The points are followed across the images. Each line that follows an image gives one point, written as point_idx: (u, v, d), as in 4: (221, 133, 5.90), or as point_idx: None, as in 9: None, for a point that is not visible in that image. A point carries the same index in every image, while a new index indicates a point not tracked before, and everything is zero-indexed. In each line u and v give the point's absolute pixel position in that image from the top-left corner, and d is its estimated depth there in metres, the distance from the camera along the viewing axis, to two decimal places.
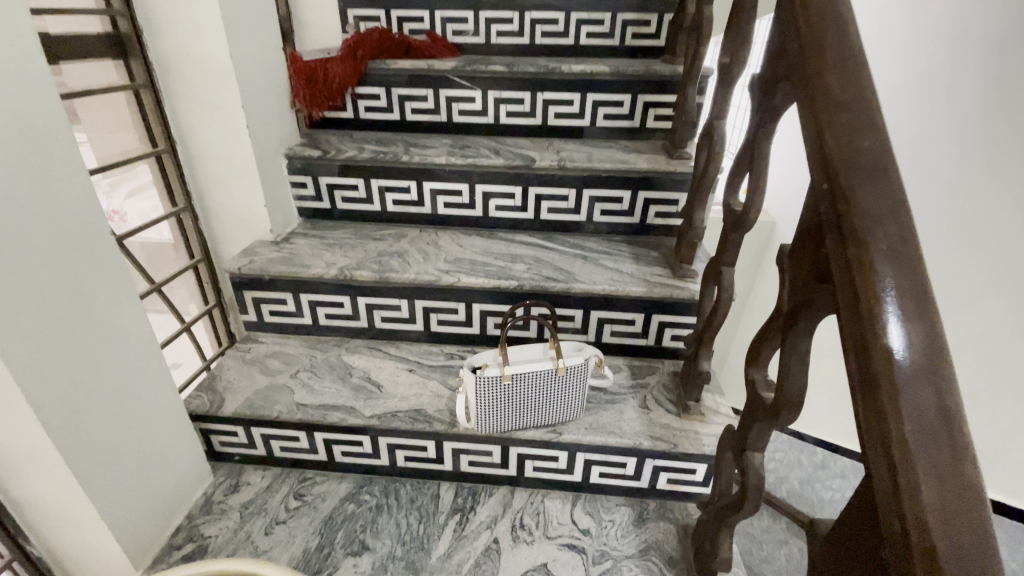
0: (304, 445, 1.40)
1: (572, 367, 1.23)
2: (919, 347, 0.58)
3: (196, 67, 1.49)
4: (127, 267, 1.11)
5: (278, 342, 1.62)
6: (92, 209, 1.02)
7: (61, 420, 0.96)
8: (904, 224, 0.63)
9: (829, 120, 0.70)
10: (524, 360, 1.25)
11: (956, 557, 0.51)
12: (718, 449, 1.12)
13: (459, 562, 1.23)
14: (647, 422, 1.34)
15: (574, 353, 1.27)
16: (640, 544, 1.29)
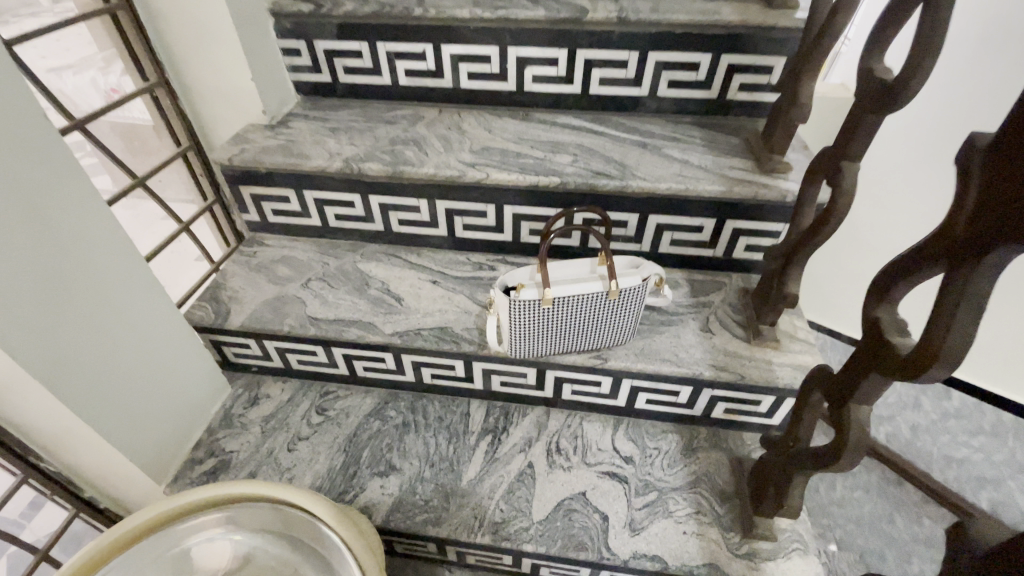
0: (323, 359, 1.28)
1: (628, 290, 1.02)
2: None
3: None
4: (78, 162, 0.90)
5: (285, 245, 1.44)
6: (18, 87, 0.78)
7: (29, 346, 0.84)
8: None
9: None
10: (570, 279, 1.03)
11: None
12: (804, 392, 0.94)
13: (491, 487, 1.14)
14: (710, 349, 1.14)
15: (630, 271, 1.05)
16: (688, 476, 1.17)
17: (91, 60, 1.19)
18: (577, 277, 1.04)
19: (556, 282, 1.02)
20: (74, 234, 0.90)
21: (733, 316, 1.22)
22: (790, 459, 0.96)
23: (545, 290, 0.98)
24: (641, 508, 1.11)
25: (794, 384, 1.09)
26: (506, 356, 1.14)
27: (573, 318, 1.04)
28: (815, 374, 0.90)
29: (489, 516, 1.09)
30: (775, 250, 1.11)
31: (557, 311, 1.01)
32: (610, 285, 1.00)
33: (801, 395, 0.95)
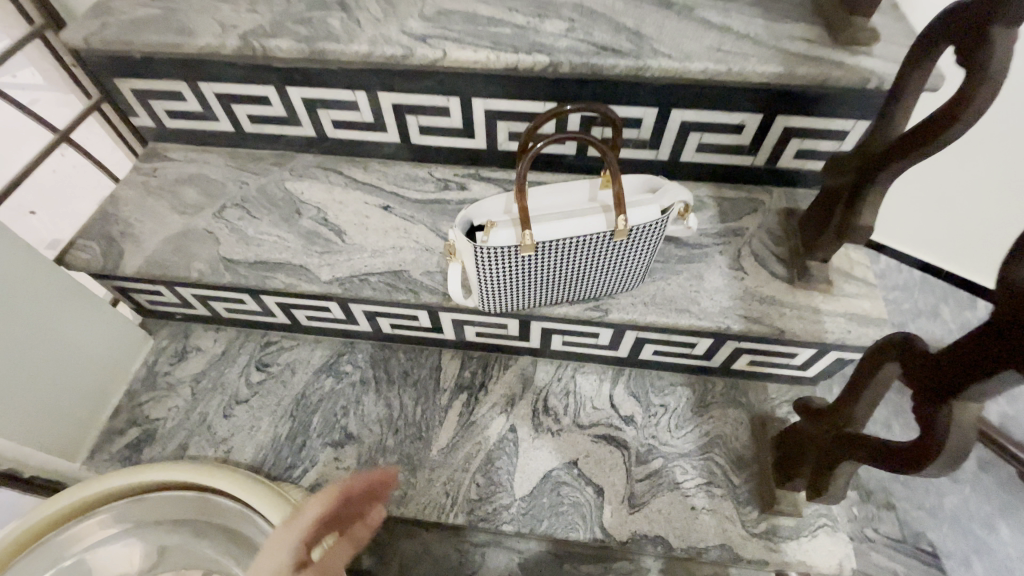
0: (255, 308, 1.03)
1: (642, 227, 0.74)
2: None
3: None
4: None
5: (195, 159, 1.12)
6: None
7: None
8: None
9: None
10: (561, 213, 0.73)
11: None
12: (869, 364, 0.70)
13: (466, 458, 0.96)
14: (741, 294, 0.88)
15: (644, 198, 0.75)
16: (700, 439, 0.99)
17: None
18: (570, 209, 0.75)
19: (540, 218, 0.73)
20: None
21: (769, 248, 0.94)
22: (840, 443, 0.75)
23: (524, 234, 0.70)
24: (643, 480, 0.94)
25: (846, 339, 0.85)
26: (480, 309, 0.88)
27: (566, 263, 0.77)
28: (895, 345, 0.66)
29: (463, 493, 0.93)
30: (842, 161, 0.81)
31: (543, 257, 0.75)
32: (617, 223, 0.71)
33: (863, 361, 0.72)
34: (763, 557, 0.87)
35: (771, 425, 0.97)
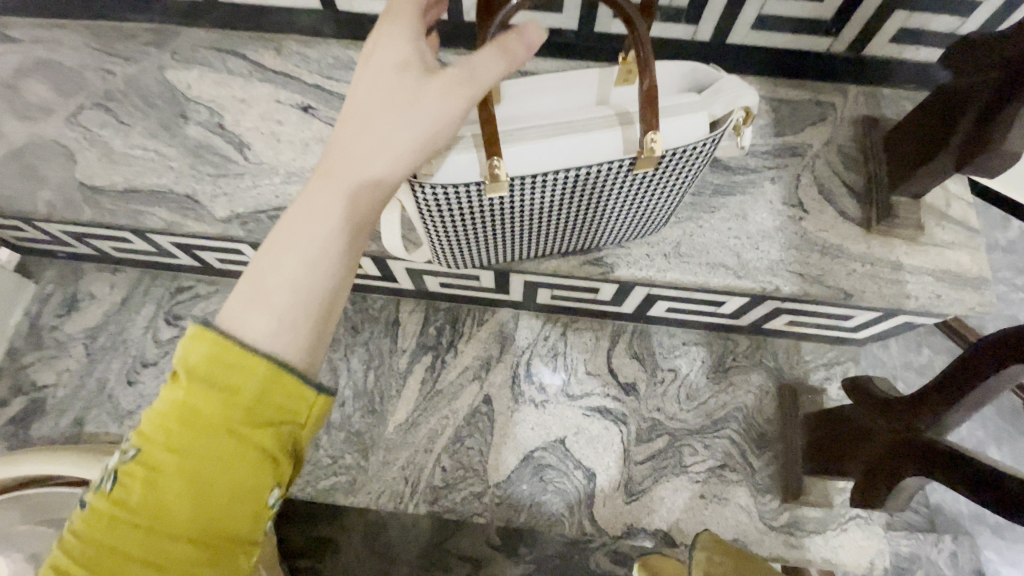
0: (148, 248, 0.78)
1: (679, 151, 0.48)
2: None
3: None
4: None
5: (41, 36, 0.79)
6: None
7: None
8: None
9: None
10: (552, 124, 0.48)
11: None
12: (984, 361, 0.51)
13: (429, 436, 0.78)
14: (796, 241, 0.64)
15: (680, 100, 0.49)
16: (716, 412, 0.81)
17: None
18: (567, 118, 0.49)
19: (521, 134, 0.48)
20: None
21: (837, 175, 0.68)
22: (914, 450, 0.56)
23: (490, 162, 0.46)
24: (644, 463, 0.78)
25: (933, 307, 0.62)
26: (440, 259, 0.65)
27: (558, 199, 0.53)
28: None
29: (425, 479, 0.76)
30: (972, 54, 0.55)
31: (523, 190, 0.51)
32: (643, 145, 0.46)
33: (992, 348, 0.51)
34: (781, 555, 0.73)
35: (805, 398, 0.79)
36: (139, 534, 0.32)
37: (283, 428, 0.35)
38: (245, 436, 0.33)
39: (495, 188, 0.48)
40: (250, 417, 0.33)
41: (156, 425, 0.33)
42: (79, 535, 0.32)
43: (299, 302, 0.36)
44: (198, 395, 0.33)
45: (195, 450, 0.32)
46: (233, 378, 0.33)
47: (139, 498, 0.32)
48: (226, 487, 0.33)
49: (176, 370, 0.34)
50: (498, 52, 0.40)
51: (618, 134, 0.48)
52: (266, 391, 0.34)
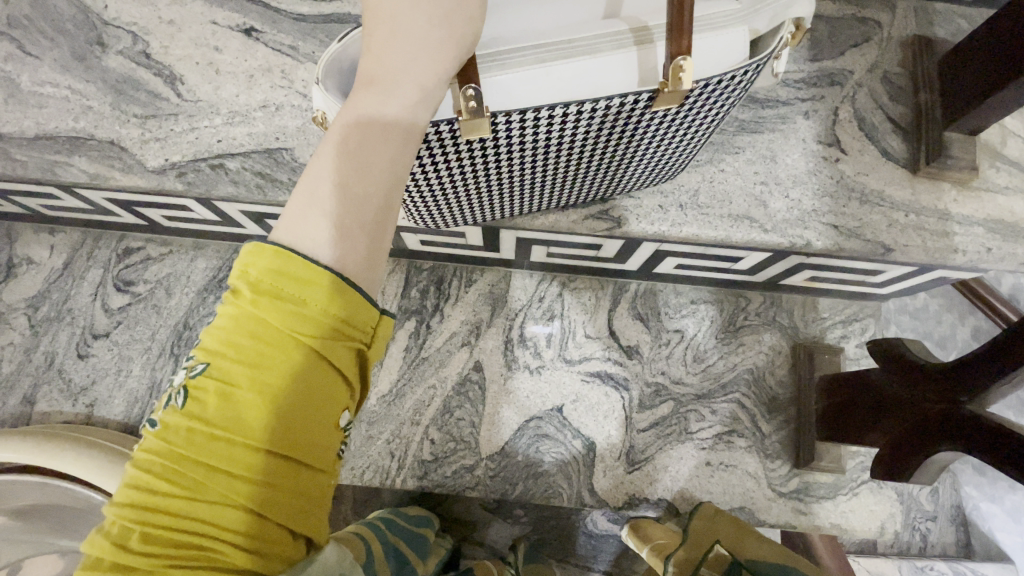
0: (81, 205, 0.68)
1: (709, 82, 0.39)
2: None
3: None
4: None
5: None
6: None
7: None
8: None
9: None
10: (545, 46, 0.37)
11: None
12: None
13: (416, 408, 0.72)
14: (830, 188, 0.55)
15: (711, 7, 0.38)
16: (725, 374, 0.75)
17: None
18: (566, 35, 0.38)
19: (505, 60, 0.37)
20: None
21: (881, 107, 0.58)
22: (952, 425, 0.50)
23: (463, 94, 0.36)
24: (647, 430, 0.72)
25: (981, 262, 0.55)
26: (415, 215, 0.55)
27: (554, 142, 0.43)
28: None
29: (412, 453, 0.71)
30: None
31: (512, 131, 0.41)
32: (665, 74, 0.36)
33: None
34: (789, 521, 0.70)
35: (821, 359, 0.73)
36: (215, 450, 0.29)
37: (356, 341, 0.33)
38: (322, 347, 0.31)
39: (472, 129, 0.38)
40: (323, 329, 0.31)
41: (224, 341, 0.30)
42: (151, 452, 0.28)
43: (361, 211, 0.33)
44: (268, 305, 0.30)
45: (270, 362, 0.30)
46: (305, 286, 0.31)
47: (214, 409, 0.29)
48: (307, 401, 0.31)
49: (237, 285, 0.31)
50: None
51: (633, 58, 0.38)
52: (337, 301, 0.31)
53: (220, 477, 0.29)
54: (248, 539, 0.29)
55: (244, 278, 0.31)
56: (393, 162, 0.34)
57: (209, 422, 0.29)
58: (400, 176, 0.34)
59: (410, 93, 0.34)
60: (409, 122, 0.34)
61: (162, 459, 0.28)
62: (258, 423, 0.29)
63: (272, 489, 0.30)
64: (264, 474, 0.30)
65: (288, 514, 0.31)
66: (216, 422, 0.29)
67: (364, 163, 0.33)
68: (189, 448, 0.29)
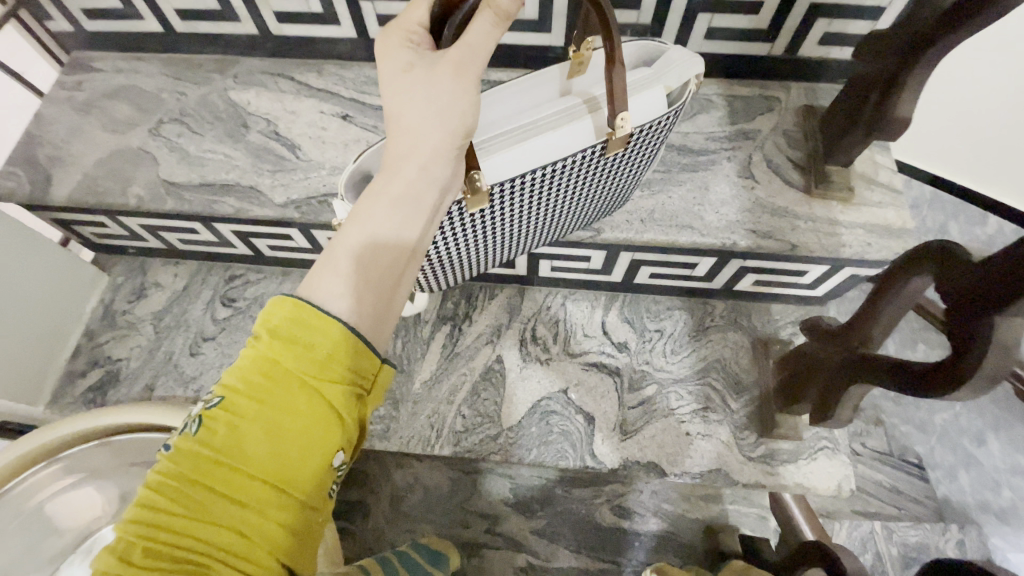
0: (209, 237, 0.93)
1: (645, 126, 0.62)
2: None
3: None
4: None
5: (125, 69, 0.97)
6: None
7: None
8: None
9: None
10: (525, 129, 0.60)
11: None
12: (895, 277, 0.61)
13: (451, 390, 0.91)
14: (749, 205, 0.78)
15: (638, 87, 0.63)
16: (697, 364, 0.93)
17: None
18: (537, 122, 0.61)
19: (497, 144, 0.59)
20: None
21: (784, 152, 0.83)
22: (854, 365, 0.67)
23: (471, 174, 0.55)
24: (635, 407, 0.90)
25: (866, 253, 0.76)
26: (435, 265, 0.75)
27: (546, 189, 0.65)
28: (914, 249, 0.58)
29: (448, 425, 0.89)
30: (876, 39, 0.68)
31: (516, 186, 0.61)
32: (612, 127, 0.58)
33: (895, 271, 0.61)
34: (759, 480, 0.85)
35: (775, 348, 0.91)
36: (221, 473, 0.40)
37: (353, 386, 0.45)
38: (323, 391, 0.43)
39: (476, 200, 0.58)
40: (319, 375, 0.42)
41: (241, 381, 0.41)
42: (169, 474, 0.39)
43: (369, 269, 0.46)
44: (278, 350, 0.42)
45: (279, 402, 0.41)
46: (309, 337, 0.43)
47: (222, 440, 0.40)
48: (297, 438, 0.41)
49: (260, 331, 0.43)
50: (493, 15, 0.46)
51: (588, 123, 0.61)
52: (336, 352, 0.43)
53: (220, 502, 0.40)
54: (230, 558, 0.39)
55: (266, 324, 0.43)
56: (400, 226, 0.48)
57: (226, 449, 0.40)
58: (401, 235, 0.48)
59: (409, 180, 0.48)
60: (410, 195, 0.48)
61: (176, 476, 0.39)
62: (265, 451, 0.41)
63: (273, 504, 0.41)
64: (265, 495, 0.41)
65: (270, 540, 0.41)
66: (230, 448, 0.40)
67: (378, 236, 0.47)
68: (205, 468, 0.40)
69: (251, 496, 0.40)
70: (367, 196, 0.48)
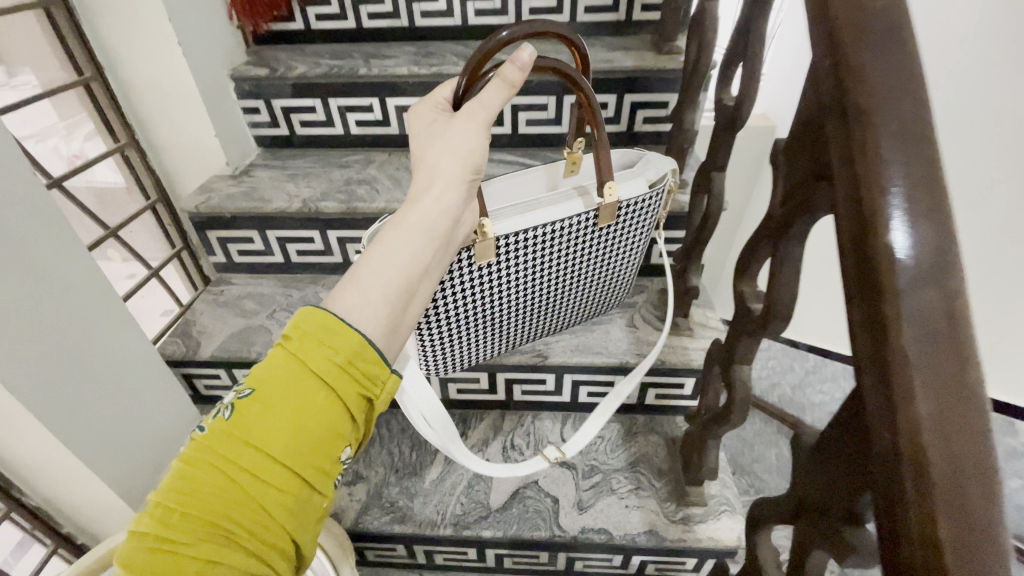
0: None
1: (635, 201, 1.03)
2: (946, 345, 0.49)
3: (106, 6, 1.33)
4: (69, 234, 1.05)
5: (251, 282, 1.57)
6: (17, 204, 0.95)
7: (49, 396, 0.99)
8: (945, 218, 0.51)
9: (869, 121, 0.53)
10: (532, 204, 0.97)
11: (958, 506, 0.47)
12: (706, 365, 1.10)
13: (452, 485, 1.25)
14: (635, 340, 1.31)
15: (629, 177, 1.04)
16: (628, 457, 1.31)
17: (53, 129, 1.29)
18: (541, 200, 0.98)
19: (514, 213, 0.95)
20: (53, 255, 1.02)
21: (654, 312, 1.39)
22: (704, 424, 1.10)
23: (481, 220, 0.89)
24: (588, 489, 1.24)
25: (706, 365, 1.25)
26: (493, 317, 1.09)
27: (565, 241, 1.02)
28: (711, 346, 1.07)
29: (450, 510, 1.21)
30: (679, 251, 1.32)
31: (542, 234, 0.98)
32: (603, 196, 0.97)
33: (707, 359, 1.09)
34: (682, 536, 1.15)
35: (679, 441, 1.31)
36: (249, 449, 0.59)
37: (360, 389, 0.66)
38: (334, 391, 0.63)
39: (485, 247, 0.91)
40: (335, 375, 0.64)
41: (273, 380, 0.62)
42: (211, 449, 0.59)
43: (386, 281, 0.70)
44: (304, 352, 0.63)
45: (296, 397, 0.61)
46: (333, 338, 0.64)
47: (255, 423, 0.60)
48: (308, 429, 0.61)
49: (292, 333, 0.64)
50: (502, 83, 0.76)
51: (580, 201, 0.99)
52: (357, 354, 0.65)
53: (247, 471, 0.59)
54: (249, 513, 0.58)
55: (298, 327, 0.64)
56: (409, 253, 0.73)
57: (252, 431, 0.59)
58: (410, 257, 0.73)
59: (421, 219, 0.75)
60: (422, 227, 0.75)
61: (215, 451, 0.59)
62: (283, 437, 0.60)
63: (281, 479, 0.60)
64: (276, 470, 0.60)
65: (277, 505, 0.59)
66: (255, 431, 0.60)
67: (395, 266, 0.72)
68: (234, 445, 0.59)
69: (265, 470, 0.59)
70: (392, 232, 0.73)
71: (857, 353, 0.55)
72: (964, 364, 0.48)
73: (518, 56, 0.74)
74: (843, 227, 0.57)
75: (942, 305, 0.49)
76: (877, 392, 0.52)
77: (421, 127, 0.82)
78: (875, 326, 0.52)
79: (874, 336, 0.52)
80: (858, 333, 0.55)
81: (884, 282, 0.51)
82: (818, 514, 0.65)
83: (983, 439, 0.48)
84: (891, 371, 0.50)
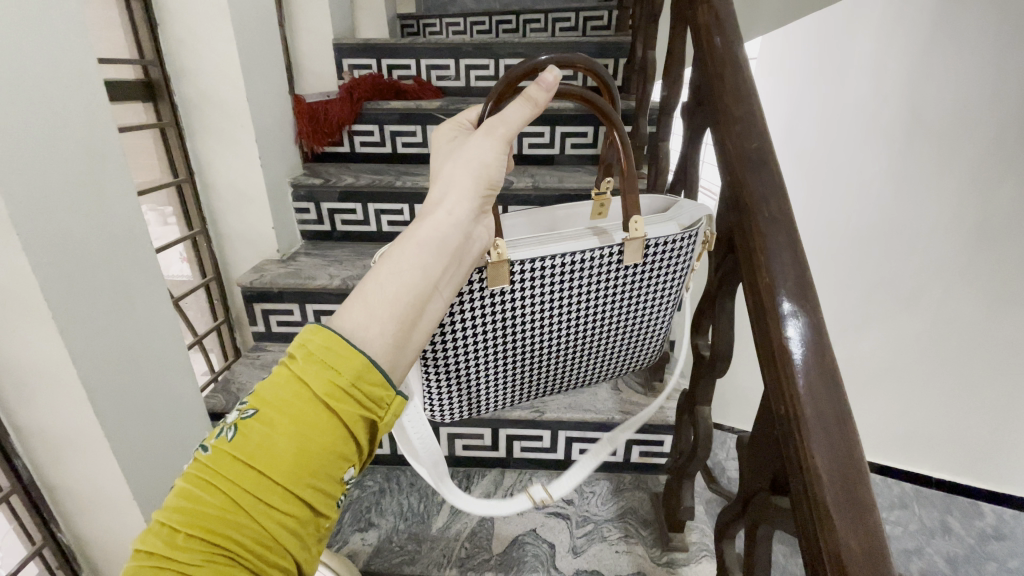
0: None
1: (661, 240, 1.05)
2: (815, 370, 0.73)
3: (207, 130, 1.72)
4: (160, 297, 1.31)
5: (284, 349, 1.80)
6: (131, 270, 1.21)
7: (119, 429, 1.17)
8: (809, 288, 0.80)
9: (755, 224, 0.85)
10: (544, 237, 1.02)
11: (839, 476, 0.67)
12: (678, 416, 1.33)
13: (457, 532, 1.37)
14: (618, 400, 1.52)
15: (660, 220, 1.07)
16: (617, 509, 1.45)
17: None
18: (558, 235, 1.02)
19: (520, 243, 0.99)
20: (146, 312, 1.26)
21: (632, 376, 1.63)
22: (680, 472, 1.28)
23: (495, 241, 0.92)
24: (582, 536, 1.36)
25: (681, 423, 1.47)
26: (520, 365, 1.16)
27: (584, 277, 1.05)
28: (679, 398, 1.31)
29: (455, 553, 1.31)
30: None
31: (564, 261, 1.01)
32: (630, 230, 1.01)
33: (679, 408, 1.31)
34: None
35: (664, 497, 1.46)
36: (248, 472, 0.50)
37: (364, 412, 0.55)
38: (339, 413, 0.53)
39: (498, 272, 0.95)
40: (340, 398, 0.53)
41: (274, 398, 0.52)
42: (208, 468, 0.50)
43: (394, 301, 0.59)
44: (307, 370, 0.53)
45: (298, 420, 0.51)
46: (336, 359, 0.54)
47: (253, 444, 0.50)
48: (313, 454, 0.51)
49: (295, 352, 0.54)
50: (527, 102, 0.73)
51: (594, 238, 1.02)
52: (363, 377, 0.54)
53: (245, 495, 0.49)
54: (249, 539, 0.49)
55: (301, 346, 0.54)
56: (420, 269, 0.62)
57: (255, 456, 0.50)
58: (419, 273, 0.62)
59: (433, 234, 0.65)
60: (436, 242, 0.65)
61: (213, 470, 0.50)
62: (285, 460, 0.50)
63: (286, 508, 0.51)
64: (279, 496, 0.50)
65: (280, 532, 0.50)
66: (256, 452, 0.50)
67: (404, 279, 0.60)
68: (234, 469, 0.50)
69: (264, 493, 0.50)
70: (399, 245, 0.62)
71: (766, 380, 0.80)
72: (826, 363, 0.74)
73: (542, 76, 0.72)
74: (750, 298, 0.85)
75: (802, 326, 0.76)
76: (777, 389, 0.76)
77: (442, 142, 0.85)
78: (772, 359, 0.77)
79: (773, 367, 0.77)
80: (765, 366, 0.80)
81: (773, 329, 0.78)
82: (757, 502, 0.86)
83: (853, 434, 0.70)
84: (785, 387, 0.74)
